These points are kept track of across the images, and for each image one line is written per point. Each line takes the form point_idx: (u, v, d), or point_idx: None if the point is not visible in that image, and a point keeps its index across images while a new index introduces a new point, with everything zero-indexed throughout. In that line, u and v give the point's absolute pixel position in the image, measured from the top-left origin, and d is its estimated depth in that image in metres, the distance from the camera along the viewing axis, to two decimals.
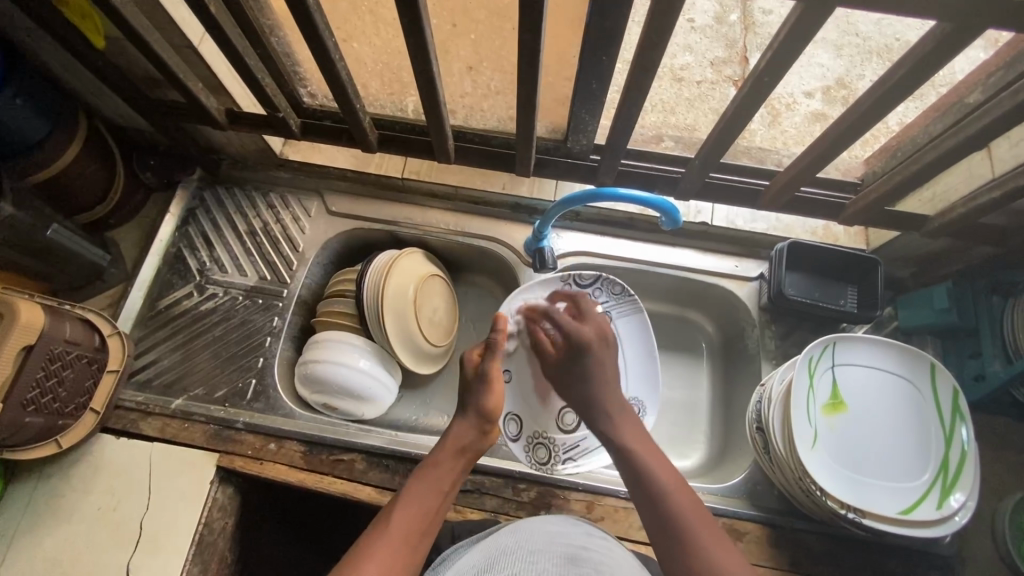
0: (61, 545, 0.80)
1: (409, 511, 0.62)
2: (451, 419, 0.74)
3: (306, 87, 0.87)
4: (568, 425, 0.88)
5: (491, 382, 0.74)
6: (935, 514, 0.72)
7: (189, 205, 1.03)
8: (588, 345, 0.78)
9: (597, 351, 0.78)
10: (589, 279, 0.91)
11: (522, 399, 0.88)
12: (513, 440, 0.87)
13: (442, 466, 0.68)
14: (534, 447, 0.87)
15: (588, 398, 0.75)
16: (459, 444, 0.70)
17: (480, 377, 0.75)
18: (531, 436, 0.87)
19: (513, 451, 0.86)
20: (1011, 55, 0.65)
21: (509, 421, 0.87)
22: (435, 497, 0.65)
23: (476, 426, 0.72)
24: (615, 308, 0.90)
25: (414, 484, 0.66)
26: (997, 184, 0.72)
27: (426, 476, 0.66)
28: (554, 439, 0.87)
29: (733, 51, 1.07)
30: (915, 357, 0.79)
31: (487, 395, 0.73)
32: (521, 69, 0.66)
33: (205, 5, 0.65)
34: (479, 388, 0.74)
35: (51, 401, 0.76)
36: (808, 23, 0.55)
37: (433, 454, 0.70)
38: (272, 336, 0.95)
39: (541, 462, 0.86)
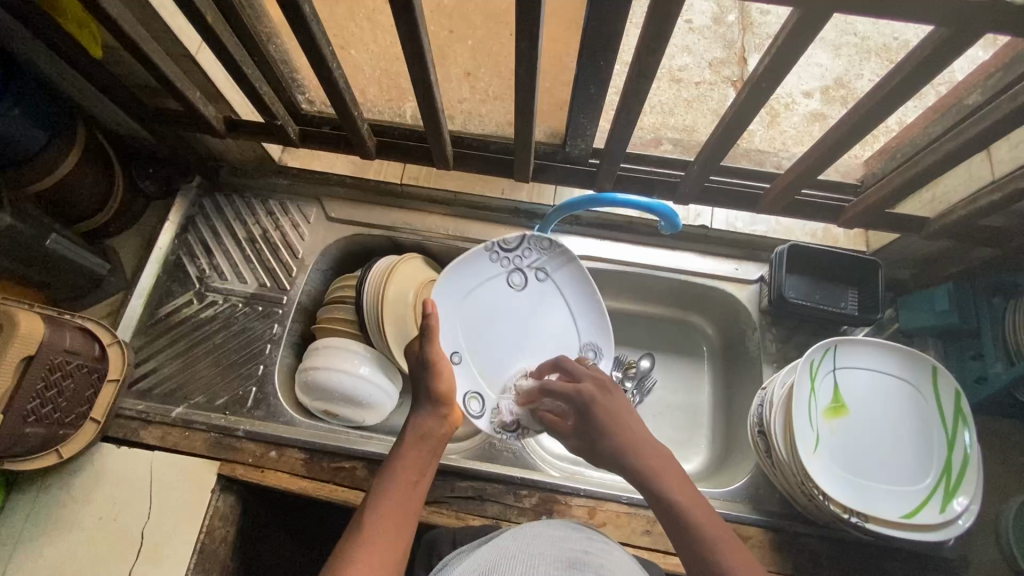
0: (61, 555, 0.80)
1: (382, 512, 0.61)
2: (408, 414, 0.74)
3: (303, 94, 0.87)
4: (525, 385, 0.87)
5: (434, 366, 0.73)
6: (938, 518, 0.72)
7: (188, 213, 1.03)
8: (590, 398, 0.74)
9: (601, 400, 0.74)
10: (515, 242, 0.86)
11: (481, 371, 0.86)
12: (478, 416, 0.84)
13: (407, 459, 0.68)
14: (499, 416, 0.86)
15: (616, 456, 0.70)
16: (420, 434, 0.71)
17: (423, 362, 0.74)
18: (494, 406, 0.86)
19: (480, 426, 0.84)
20: (1010, 57, 0.65)
21: (470, 399, 0.84)
22: (407, 491, 0.65)
23: (434, 415, 0.73)
24: (550, 263, 0.88)
25: (383, 484, 0.65)
26: (997, 187, 0.72)
27: (394, 474, 0.66)
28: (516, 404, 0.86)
29: (732, 51, 1.06)
30: (916, 360, 0.79)
31: (435, 379, 0.73)
32: (518, 76, 0.66)
33: (201, 15, 0.65)
34: (423, 374, 0.74)
35: (51, 411, 0.76)
36: (805, 29, 0.55)
37: (397, 449, 0.70)
38: (272, 343, 0.95)
39: (509, 428, 0.86)
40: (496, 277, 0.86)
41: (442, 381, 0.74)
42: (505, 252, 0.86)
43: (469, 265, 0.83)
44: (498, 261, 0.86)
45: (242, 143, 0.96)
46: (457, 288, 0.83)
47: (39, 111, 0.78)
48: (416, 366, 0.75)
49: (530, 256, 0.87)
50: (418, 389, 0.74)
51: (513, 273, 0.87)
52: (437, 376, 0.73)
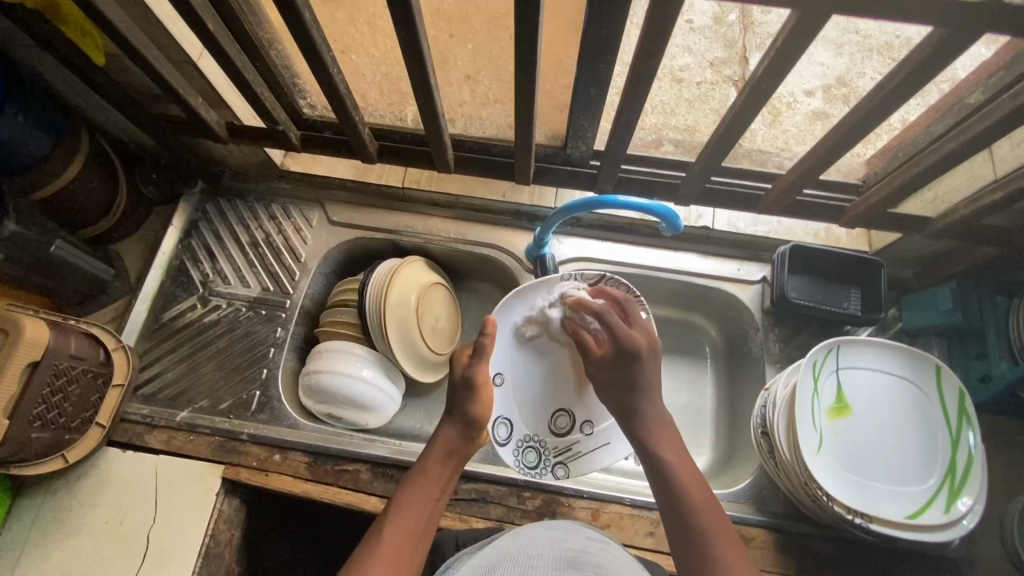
0: (67, 559, 0.80)
1: (401, 521, 0.61)
2: (436, 424, 0.73)
3: (304, 98, 0.87)
4: (561, 429, 0.87)
5: (476, 389, 0.74)
6: (942, 518, 0.72)
7: (191, 218, 1.04)
8: (637, 351, 0.72)
9: (647, 358, 0.72)
10: (593, 278, 0.85)
11: (518, 401, 0.87)
12: (502, 444, 0.84)
13: (430, 473, 0.67)
14: (524, 450, 0.86)
15: (628, 408, 0.71)
16: (448, 449, 0.70)
17: (465, 381, 0.74)
18: (521, 440, 0.86)
19: (501, 454, 0.84)
20: (1011, 56, 0.64)
21: (499, 425, 0.84)
22: (426, 505, 0.64)
23: (461, 431, 0.72)
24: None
25: (403, 494, 0.65)
26: (999, 186, 0.72)
27: (414, 486, 0.66)
28: (547, 442, 0.87)
29: (733, 51, 1.03)
30: (920, 360, 0.79)
31: (475, 402, 0.73)
32: (518, 79, 0.66)
33: (202, 21, 0.65)
34: (464, 393, 0.74)
35: (57, 416, 0.76)
36: (804, 31, 0.55)
37: (421, 459, 0.70)
38: (276, 347, 0.95)
39: (529, 465, 0.86)
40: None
41: (481, 405, 0.74)
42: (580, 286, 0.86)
43: (539, 292, 0.87)
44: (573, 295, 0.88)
45: (244, 148, 0.97)
46: (520, 311, 0.87)
47: (43, 118, 0.78)
48: (458, 382, 0.75)
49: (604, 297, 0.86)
50: (455, 405, 0.74)
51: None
52: (477, 397, 0.74)
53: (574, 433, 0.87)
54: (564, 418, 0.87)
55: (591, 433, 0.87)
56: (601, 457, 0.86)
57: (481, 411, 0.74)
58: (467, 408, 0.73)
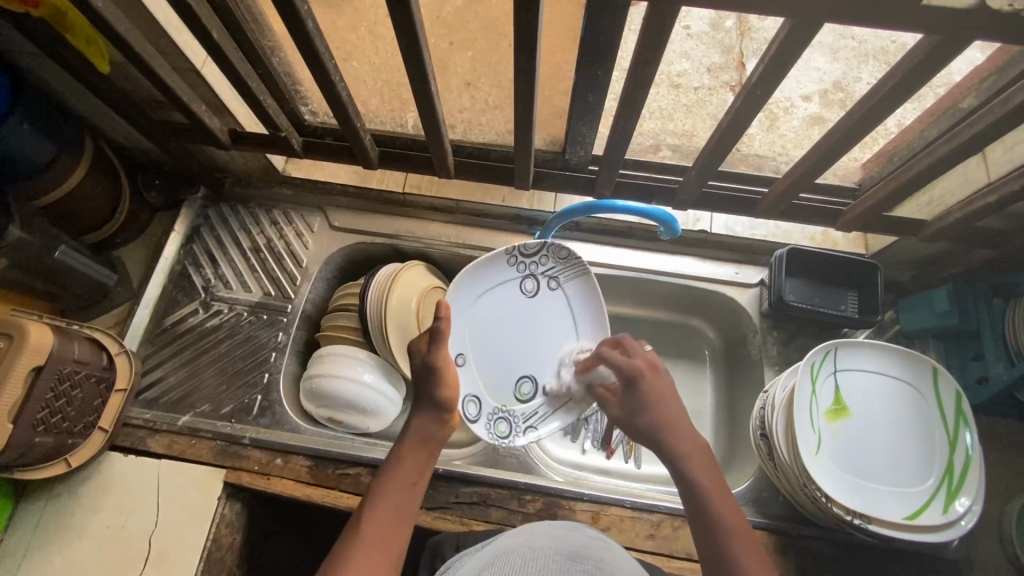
0: (70, 562, 0.80)
1: (375, 517, 0.61)
2: (409, 413, 0.73)
3: (307, 106, 0.89)
4: (525, 394, 0.88)
5: (438, 373, 0.71)
6: (940, 519, 0.72)
7: (193, 224, 1.05)
8: (640, 374, 0.74)
9: (650, 379, 0.74)
10: (533, 249, 0.87)
11: (482, 375, 0.86)
12: (475, 421, 0.84)
13: (406, 462, 0.67)
14: (495, 421, 0.86)
15: (649, 431, 0.71)
16: (420, 437, 0.70)
17: (428, 368, 0.72)
18: (491, 412, 0.86)
19: (475, 429, 0.84)
20: (1003, 61, 0.66)
21: (468, 402, 0.83)
22: (404, 495, 0.64)
23: (434, 416, 0.72)
24: (562, 273, 0.89)
25: (379, 488, 0.65)
26: (993, 190, 0.73)
27: (389, 477, 0.65)
28: (514, 411, 0.87)
29: (730, 56, 1.07)
30: (916, 362, 0.79)
31: (439, 385, 0.72)
32: (517, 88, 0.67)
33: (207, 31, 0.66)
34: (429, 378, 0.72)
35: (60, 420, 0.77)
36: (797, 39, 0.56)
37: (396, 447, 0.69)
38: (277, 351, 0.96)
39: (502, 436, 0.86)
40: (509, 282, 0.87)
41: (448, 386, 0.72)
42: (522, 257, 0.87)
43: (490, 267, 0.85)
44: (515, 266, 0.87)
45: (246, 154, 0.98)
46: (468, 292, 0.85)
47: (48, 125, 0.79)
48: (422, 369, 0.73)
49: (545, 264, 0.88)
50: (422, 390, 0.73)
51: (527, 279, 0.88)
52: (443, 381, 0.72)
53: (537, 399, 0.88)
54: (527, 384, 0.88)
55: (551, 394, 0.89)
56: (568, 416, 0.89)
57: None
58: (433, 393, 0.72)
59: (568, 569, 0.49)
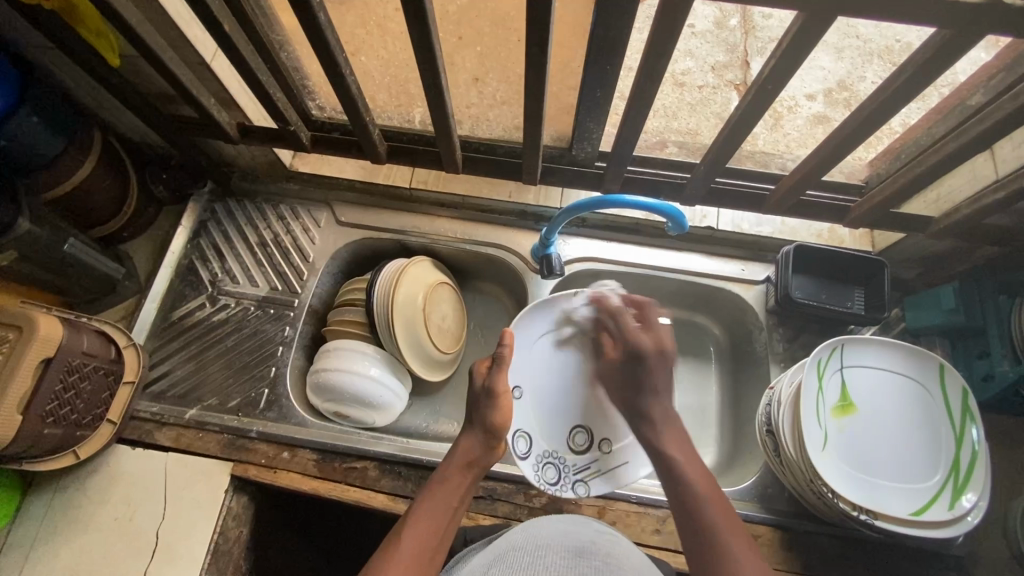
0: (79, 554, 0.81)
1: (418, 530, 0.60)
2: (457, 433, 0.74)
3: (314, 100, 0.89)
4: (578, 446, 0.88)
5: (497, 398, 0.74)
6: (947, 514, 0.72)
7: (200, 218, 1.05)
8: (644, 355, 0.76)
9: (653, 363, 0.75)
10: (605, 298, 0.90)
11: (537, 416, 0.88)
12: (524, 457, 0.84)
13: (451, 482, 0.68)
14: (544, 466, 0.85)
15: (637, 411, 0.73)
16: (467, 460, 0.70)
17: (487, 390, 0.75)
18: (540, 455, 0.86)
19: (524, 468, 0.83)
20: (1012, 57, 0.66)
21: (519, 437, 0.84)
22: (447, 514, 0.64)
23: (484, 441, 0.72)
24: None
25: (422, 502, 0.65)
26: (1001, 186, 0.73)
27: (435, 490, 0.66)
28: (565, 459, 0.87)
29: (734, 55, 1.08)
30: (923, 359, 0.79)
31: (495, 409, 0.74)
32: (528, 81, 0.67)
33: (218, 23, 0.66)
34: (486, 403, 0.75)
35: (68, 413, 0.77)
36: (810, 32, 0.56)
37: (442, 465, 0.70)
38: (284, 345, 0.96)
39: (549, 482, 0.84)
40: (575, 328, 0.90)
41: (502, 413, 0.74)
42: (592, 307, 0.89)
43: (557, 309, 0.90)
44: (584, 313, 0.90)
45: (254, 149, 0.98)
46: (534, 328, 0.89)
47: (58, 119, 0.79)
48: (481, 392, 0.76)
49: None
50: (475, 414, 0.74)
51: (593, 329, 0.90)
52: (498, 406, 0.74)
53: (591, 452, 0.87)
54: (581, 436, 0.88)
55: (609, 452, 0.87)
56: (619, 476, 0.85)
57: (484, 416, 0.74)
58: (486, 416, 0.74)
59: (577, 566, 0.49)
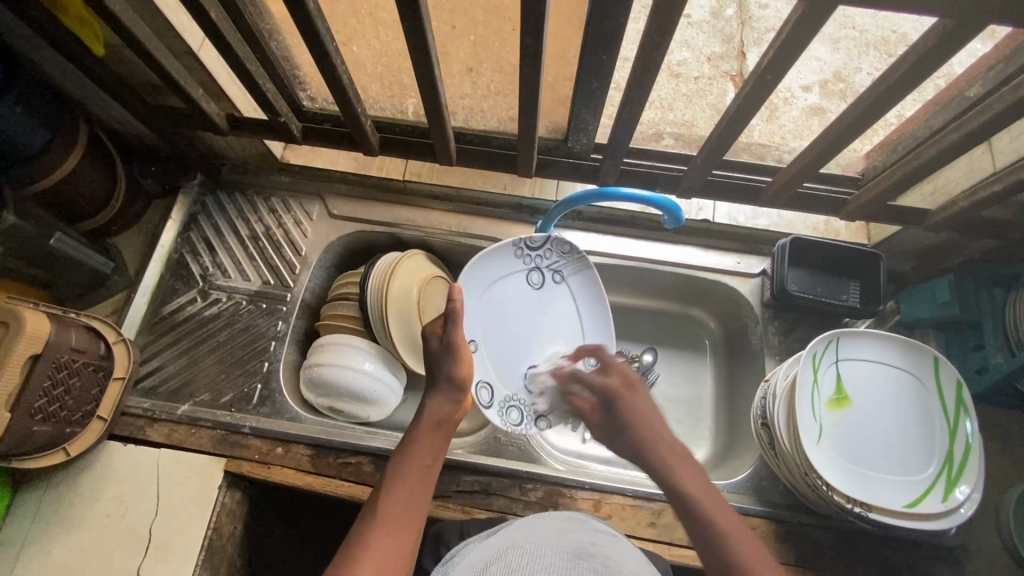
0: (71, 551, 0.80)
1: (395, 495, 0.62)
2: (422, 396, 0.73)
3: (305, 91, 0.87)
4: (534, 383, 0.86)
5: (457, 350, 0.73)
6: (941, 506, 0.73)
7: (190, 211, 1.03)
8: (624, 393, 0.77)
9: (627, 396, 0.77)
10: (539, 241, 0.86)
11: (494, 363, 0.84)
12: (489, 407, 0.82)
13: (422, 442, 0.68)
14: (507, 410, 0.84)
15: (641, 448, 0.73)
16: (436, 419, 0.70)
17: (447, 345, 0.73)
18: (504, 400, 0.84)
19: (489, 417, 0.82)
20: (1010, 49, 0.65)
21: (481, 389, 0.81)
22: (421, 476, 0.65)
23: (450, 395, 0.72)
24: (566, 267, 0.89)
25: (395, 468, 0.65)
26: (999, 178, 0.73)
27: (407, 454, 0.67)
28: (524, 398, 0.86)
29: (730, 45, 1.07)
30: (917, 352, 0.80)
31: (456, 363, 0.72)
32: (523, 71, 0.66)
33: (205, 11, 0.65)
34: (445, 356, 0.73)
35: (58, 409, 0.76)
36: (810, 21, 0.55)
37: (412, 428, 0.70)
38: (277, 340, 0.95)
39: (514, 424, 0.85)
40: (515, 275, 0.86)
41: (463, 364, 0.73)
42: (529, 250, 0.86)
43: (497, 257, 0.84)
44: (522, 257, 0.86)
45: (244, 141, 0.96)
46: (480, 279, 0.83)
47: (42, 109, 0.78)
48: (438, 349, 0.74)
49: (550, 258, 0.88)
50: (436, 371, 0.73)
51: (532, 271, 0.87)
52: (458, 359, 0.73)
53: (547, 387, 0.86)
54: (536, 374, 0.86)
55: None
56: None
57: (447, 371, 0.72)
58: (448, 371, 0.72)
59: (574, 568, 0.49)
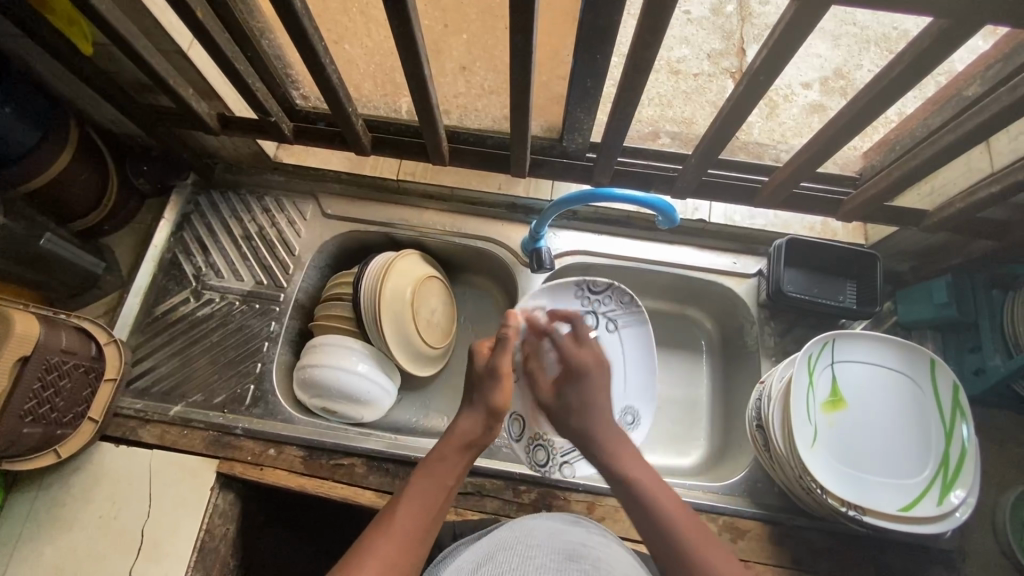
0: (62, 552, 0.80)
1: (412, 506, 0.62)
2: (456, 411, 0.74)
3: (297, 90, 0.87)
4: None
5: (501, 378, 0.73)
6: (935, 510, 0.72)
7: (183, 210, 1.03)
8: (589, 371, 0.77)
9: (596, 377, 0.77)
10: (601, 287, 0.94)
11: None
12: (516, 440, 0.88)
13: (447, 459, 0.67)
14: (534, 448, 0.87)
15: (585, 432, 0.74)
16: (466, 438, 0.70)
17: (491, 371, 0.74)
18: (533, 436, 0.88)
19: (515, 451, 0.88)
20: (1009, 47, 0.64)
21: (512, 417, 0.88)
22: (439, 494, 0.64)
23: (484, 420, 0.72)
24: (621, 317, 0.94)
25: (414, 482, 0.65)
26: (997, 180, 0.72)
27: (431, 467, 0.66)
28: (553, 441, 0.87)
29: (730, 42, 1.05)
30: (913, 353, 0.79)
31: (496, 390, 0.73)
32: (515, 71, 0.65)
33: (192, 11, 0.64)
34: (487, 381, 0.74)
35: (48, 411, 0.75)
36: (804, 19, 0.54)
37: (440, 442, 0.70)
38: (270, 341, 0.94)
39: (539, 465, 0.86)
40: None
41: (503, 393, 0.73)
42: (588, 293, 0.94)
43: (557, 297, 0.94)
44: (581, 299, 0.94)
45: (236, 140, 0.96)
46: (537, 311, 0.93)
47: (31, 108, 0.77)
48: (482, 372, 0.75)
49: (608, 305, 0.94)
50: (477, 395, 0.74)
51: (589, 315, 0.94)
52: (499, 385, 0.73)
53: None
54: None
55: None
56: None
57: (485, 396, 0.73)
58: (489, 396, 0.73)
59: (565, 569, 0.49)
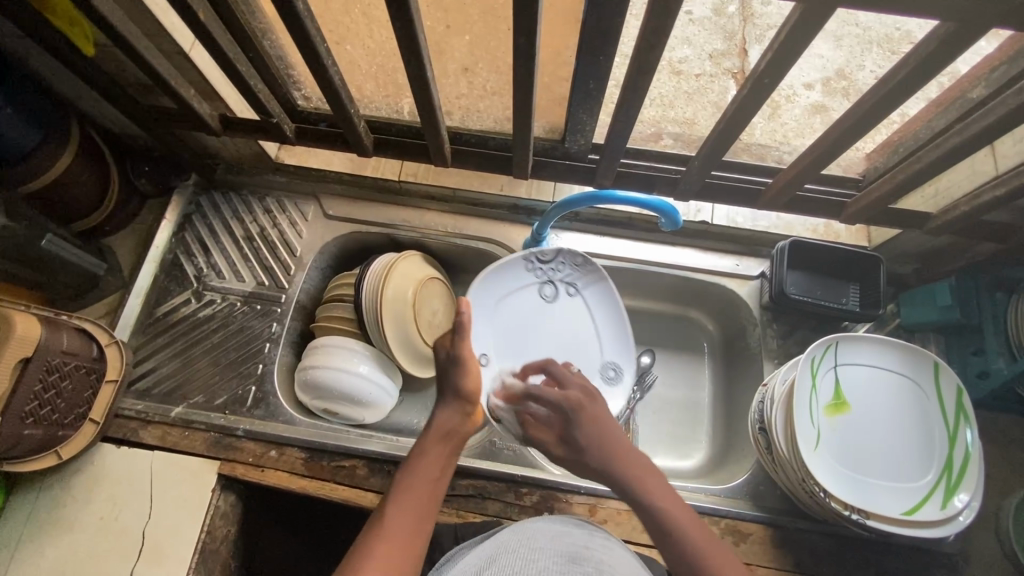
0: (63, 554, 0.80)
1: (404, 505, 0.61)
2: (431, 406, 0.73)
3: (299, 90, 0.86)
4: None
5: (464, 363, 0.73)
6: (938, 514, 0.72)
7: (184, 211, 1.03)
8: (578, 403, 0.74)
9: (590, 408, 0.74)
10: (551, 255, 0.90)
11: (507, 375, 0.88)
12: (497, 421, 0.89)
13: (431, 455, 0.67)
14: None
15: (605, 470, 0.69)
16: (445, 429, 0.70)
17: (452, 358, 0.72)
18: None
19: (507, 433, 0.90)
20: (1014, 50, 0.64)
21: None
22: (427, 488, 0.64)
23: (459, 409, 0.72)
24: (580, 280, 0.92)
25: (401, 482, 0.65)
26: (1001, 183, 0.72)
27: (416, 465, 0.66)
28: None
29: (732, 43, 1.05)
30: (917, 356, 0.78)
31: (465, 376, 0.72)
32: (518, 73, 0.65)
33: (194, 12, 0.64)
34: (451, 369, 0.73)
35: (49, 413, 0.75)
36: (809, 22, 0.54)
37: (421, 440, 0.69)
38: (271, 342, 0.94)
39: None
40: (527, 288, 0.91)
41: (471, 377, 0.73)
42: (540, 263, 0.91)
43: (505, 272, 0.88)
44: (532, 271, 0.91)
45: (238, 141, 0.96)
46: (489, 293, 0.88)
47: (32, 109, 0.77)
48: (445, 361, 0.74)
49: (563, 271, 0.92)
50: (445, 383, 0.73)
51: (545, 285, 0.92)
52: (466, 371, 0.73)
53: None
54: None
55: None
56: None
57: (455, 384, 0.72)
58: (455, 382, 0.72)
59: (568, 570, 0.49)
